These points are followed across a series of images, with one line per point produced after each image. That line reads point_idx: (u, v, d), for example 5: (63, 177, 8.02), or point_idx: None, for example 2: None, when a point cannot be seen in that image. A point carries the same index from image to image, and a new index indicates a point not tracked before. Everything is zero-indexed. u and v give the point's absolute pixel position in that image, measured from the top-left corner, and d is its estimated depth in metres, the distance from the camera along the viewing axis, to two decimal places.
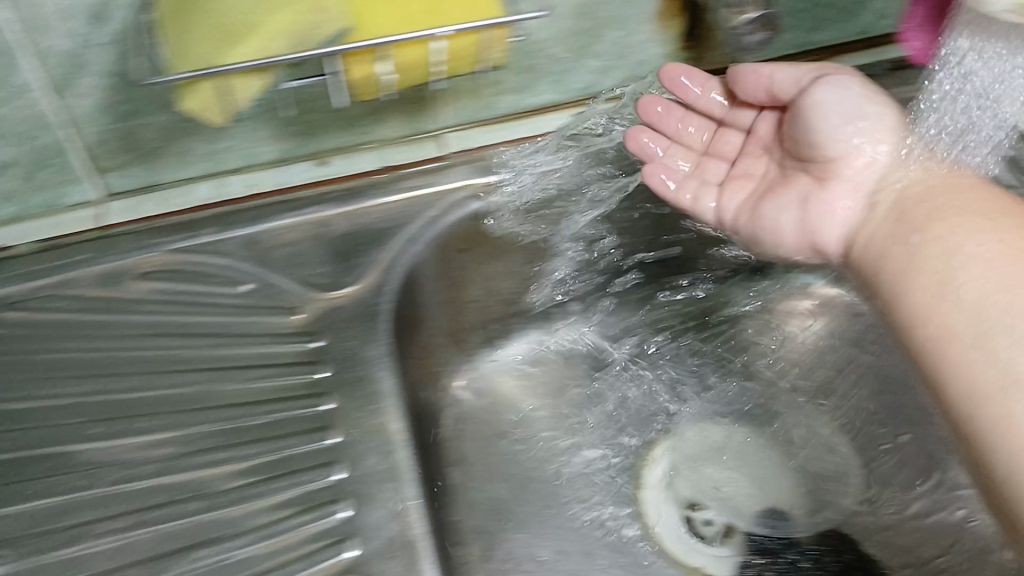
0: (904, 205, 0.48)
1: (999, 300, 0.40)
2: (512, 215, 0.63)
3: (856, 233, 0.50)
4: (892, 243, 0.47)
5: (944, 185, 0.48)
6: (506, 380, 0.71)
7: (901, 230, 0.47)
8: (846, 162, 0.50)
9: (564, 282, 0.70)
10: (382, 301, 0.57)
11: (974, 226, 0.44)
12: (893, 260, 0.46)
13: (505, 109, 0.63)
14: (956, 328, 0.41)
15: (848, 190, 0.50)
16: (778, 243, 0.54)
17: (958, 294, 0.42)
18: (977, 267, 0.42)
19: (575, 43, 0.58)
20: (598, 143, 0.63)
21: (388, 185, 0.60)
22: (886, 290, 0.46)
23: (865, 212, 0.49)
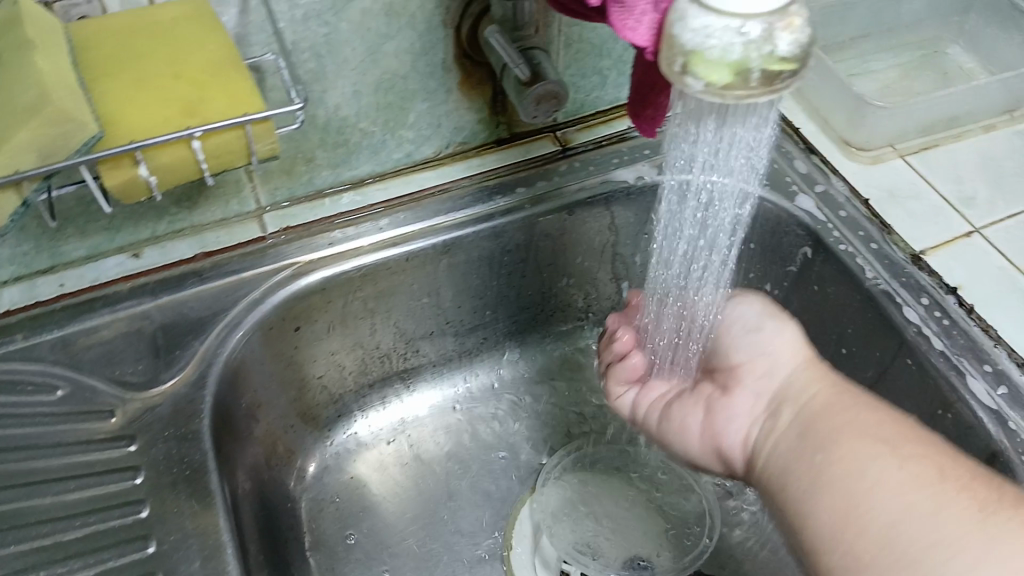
0: (808, 421, 0.44)
1: (896, 517, 0.36)
2: (347, 285, 0.62)
3: (761, 445, 0.46)
4: (794, 459, 0.42)
5: (830, 391, 0.45)
6: (369, 453, 0.69)
7: (802, 450, 0.42)
8: (748, 370, 0.49)
9: (415, 347, 0.70)
10: (200, 399, 0.54)
11: (871, 450, 0.39)
12: (795, 480, 0.42)
13: (325, 185, 0.63)
14: (881, 531, 0.36)
15: (746, 395, 0.48)
16: (684, 439, 0.51)
17: (860, 501, 0.38)
18: (885, 475, 0.38)
19: (382, 116, 0.60)
20: (425, 210, 0.64)
21: (208, 272, 0.59)
22: (777, 472, 0.43)
23: (762, 415, 0.47)
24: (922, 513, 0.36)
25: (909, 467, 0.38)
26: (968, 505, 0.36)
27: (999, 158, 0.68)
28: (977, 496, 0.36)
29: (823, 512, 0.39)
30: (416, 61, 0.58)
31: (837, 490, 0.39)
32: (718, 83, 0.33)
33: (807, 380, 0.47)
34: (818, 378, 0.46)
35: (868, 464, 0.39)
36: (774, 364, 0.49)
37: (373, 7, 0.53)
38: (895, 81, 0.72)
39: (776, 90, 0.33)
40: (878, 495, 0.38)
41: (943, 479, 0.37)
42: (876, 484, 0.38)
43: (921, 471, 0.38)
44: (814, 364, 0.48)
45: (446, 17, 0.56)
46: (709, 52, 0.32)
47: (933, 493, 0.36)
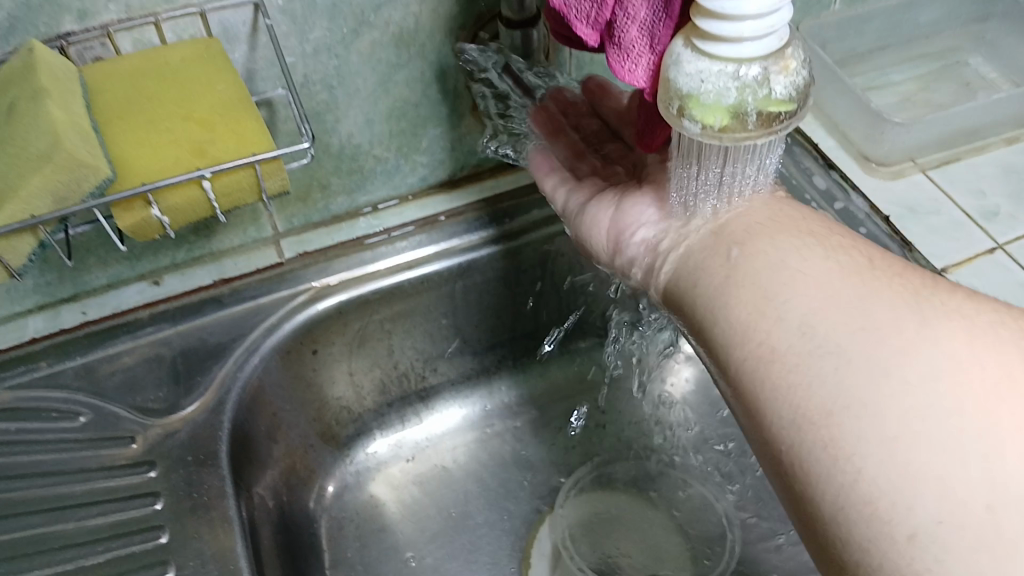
0: (724, 232, 0.42)
1: (844, 352, 0.34)
2: (362, 310, 0.62)
3: (662, 248, 0.45)
4: (731, 327, 0.39)
5: (751, 200, 0.44)
6: (389, 471, 0.69)
7: (713, 254, 0.41)
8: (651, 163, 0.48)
9: (434, 368, 0.70)
10: (219, 426, 0.55)
11: (787, 244, 0.39)
12: (710, 272, 0.41)
13: (340, 210, 0.63)
14: (822, 352, 0.34)
15: (648, 205, 0.47)
16: (594, 233, 0.50)
17: (806, 351, 0.35)
18: (808, 296, 0.36)
19: (396, 142, 0.61)
20: (440, 232, 0.64)
21: (227, 298, 0.61)
22: (704, 312, 0.40)
23: (669, 222, 0.45)
24: (876, 348, 0.33)
25: (845, 290, 0.36)
26: (911, 309, 0.34)
27: (1021, 170, 0.68)
28: (902, 296, 0.34)
29: (761, 363, 0.37)
30: (427, 89, 0.58)
31: (782, 324, 0.36)
32: (715, 126, 0.32)
33: (747, 207, 0.43)
34: (757, 206, 0.43)
35: (806, 284, 0.37)
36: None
37: (383, 39, 0.54)
38: (914, 94, 0.71)
39: (775, 132, 0.33)
40: (821, 317, 0.35)
41: (867, 273, 0.36)
42: (817, 312, 0.36)
43: (856, 287, 0.36)
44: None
45: (456, 47, 0.57)
46: (704, 97, 0.32)
47: (873, 331, 0.34)
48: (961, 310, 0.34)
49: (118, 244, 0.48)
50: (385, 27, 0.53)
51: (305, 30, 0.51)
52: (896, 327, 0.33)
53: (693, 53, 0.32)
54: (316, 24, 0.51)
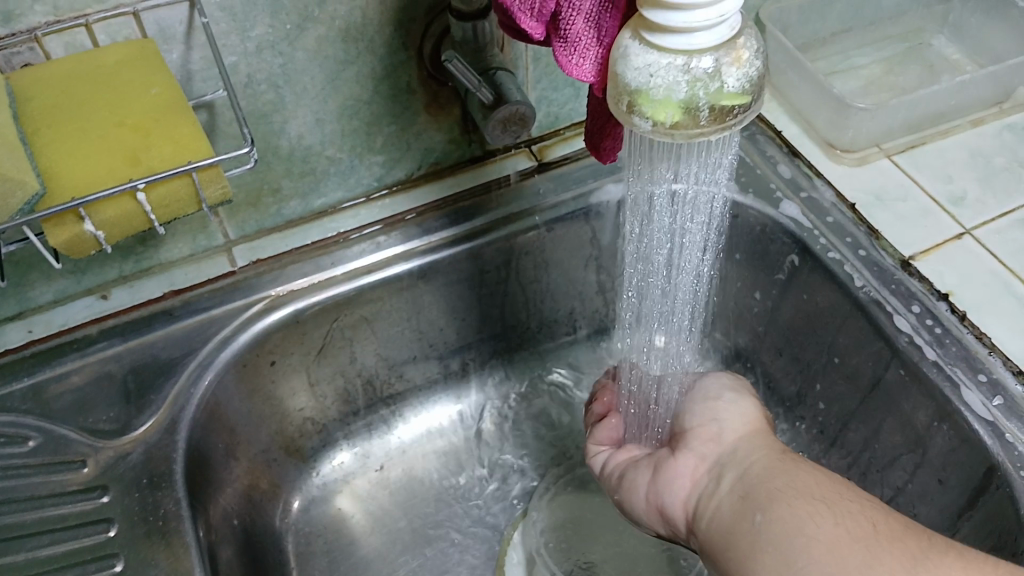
0: (748, 485, 0.43)
1: (831, 565, 0.35)
2: (320, 319, 0.60)
3: (703, 508, 0.44)
4: (737, 521, 0.41)
5: (769, 448, 0.45)
6: (356, 481, 0.68)
7: (741, 515, 0.41)
8: (697, 434, 0.49)
9: (399, 374, 0.68)
10: (173, 445, 0.53)
11: (807, 509, 0.38)
12: (738, 541, 0.40)
13: (295, 215, 0.61)
14: (823, 541, 0.36)
15: (690, 458, 0.48)
16: (632, 502, 0.50)
17: (795, 545, 0.37)
18: (816, 525, 0.37)
19: (349, 143, 0.59)
20: (399, 235, 0.62)
21: (179, 310, 0.58)
22: (738, 554, 0.40)
23: (704, 478, 0.46)
24: (861, 559, 0.35)
25: (836, 521, 0.37)
26: (896, 549, 0.36)
27: (986, 152, 0.67)
28: (904, 546, 0.36)
29: (768, 567, 0.38)
30: (378, 86, 0.56)
31: (772, 529, 0.39)
32: (666, 122, 0.31)
33: (753, 454, 0.45)
34: (761, 443, 0.46)
35: (801, 513, 0.38)
36: (722, 429, 0.49)
37: (329, 35, 0.52)
38: (878, 78, 0.71)
39: (728, 127, 0.31)
40: (814, 551, 0.36)
41: (876, 523, 0.37)
42: (834, 542, 0.36)
43: (856, 525, 0.37)
44: (764, 442, 0.46)
45: (406, 40, 0.55)
46: (653, 92, 0.30)
47: (875, 547, 0.36)
48: (962, 564, 0.35)
49: (52, 262, 0.46)
50: (331, 21, 0.51)
51: (247, 28, 0.49)
52: (880, 555, 0.35)
53: (641, 45, 0.30)
54: (258, 20, 0.49)
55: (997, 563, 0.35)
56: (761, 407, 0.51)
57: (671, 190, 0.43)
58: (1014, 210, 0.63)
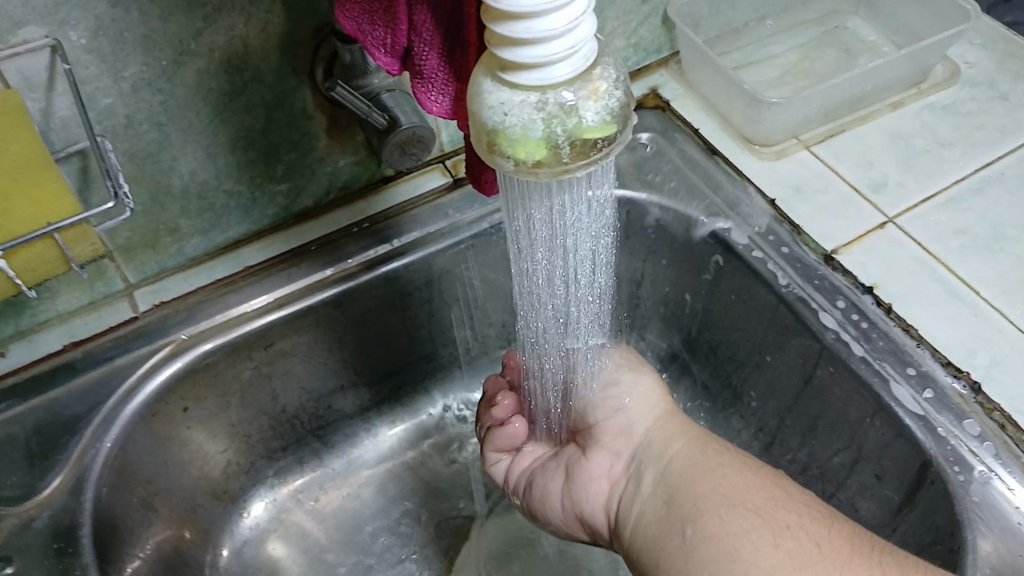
0: (672, 484, 0.45)
1: (773, 566, 0.37)
2: (231, 360, 0.58)
3: (627, 510, 0.47)
4: (665, 535, 0.43)
5: (690, 433, 0.49)
6: (290, 518, 0.66)
7: (669, 528, 0.43)
8: (606, 429, 0.51)
9: (327, 405, 0.66)
10: (79, 508, 0.51)
11: (746, 520, 0.40)
12: (665, 543, 0.42)
13: (198, 252, 0.59)
14: (755, 553, 0.38)
15: (606, 455, 0.50)
16: (548, 508, 0.53)
17: (729, 542, 0.39)
18: (748, 538, 0.39)
19: (246, 175, 0.56)
20: (310, 265, 0.60)
21: (81, 363, 0.55)
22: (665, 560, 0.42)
23: (620, 478, 0.49)
24: (752, 526, 0.40)
25: (765, 529, 0.39)
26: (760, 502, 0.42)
27: (906, 136, 0.66)
28: (857, 560, 0.37)
29: (656, 505, 0.45)
30: (271, 115, 0.54)
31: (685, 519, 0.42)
32: (528, 161, 0.29)
33: (643, 401, 0.52)
34: (670, 428, 0.49)
35: (723, 477, 0.44)
36: (630, 422, 0.51)
37: (210, 68, 0.49)
38: (795, 65, 0.69)
39: (594, 161, 0.30)
40: (756, 556, 0.38)
41: (756, 489, 0.42)
42: (758, 547, 0.38)
43: (757, 490, 0.42)
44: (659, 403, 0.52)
45: (296, 66, 0.52)
46: (510, 131, 0.28)
47: (778, 539, 0.39)
48: None
49: None
50: (210, 54, 0.49)
51: (119, 68, 0.46)
52: (796, 555, 0.38)
53: (494, 83, 0.28)
54: (130, 60, 0.46)
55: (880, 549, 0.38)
56: (658, 380, 0.54)
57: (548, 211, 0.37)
58: (935, 194, 0.63)
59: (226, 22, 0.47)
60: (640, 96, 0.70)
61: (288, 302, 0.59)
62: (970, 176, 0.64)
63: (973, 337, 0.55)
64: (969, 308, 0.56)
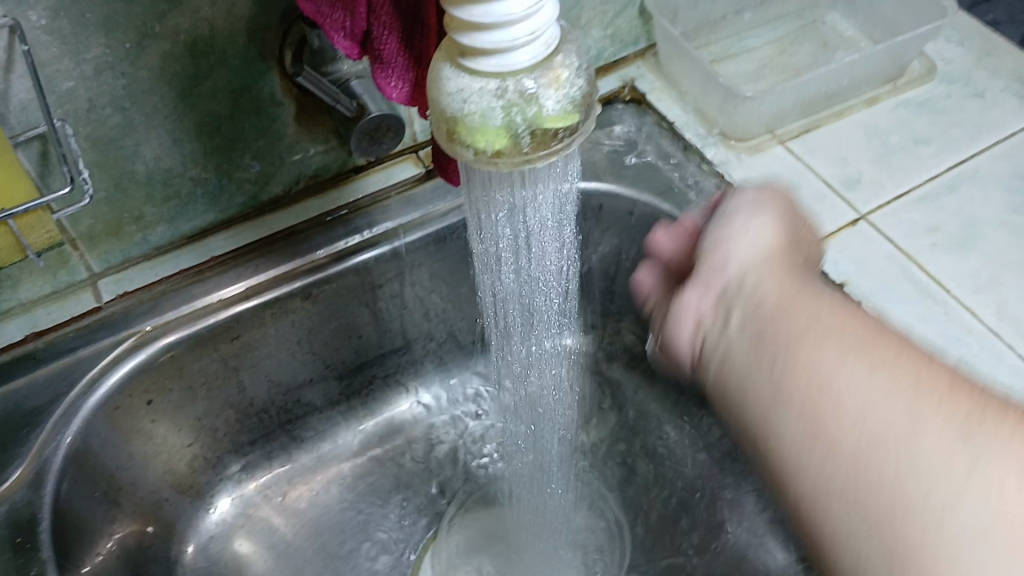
0: (777, 304, 0.34)
1: (917, 470, 0.26)
2: (198, 352, 0.57)
3: (712, 343, 0.37)
4: (752, 364, 0.33)
5: (784, 273, 0.36)
6: (258, 513, 0.65)
7: (758, 358, 0.32)
8: (707, 261, 0.40)
9: (297, 398, 0.65)
10: (39, 501, 0.50)
11: (836, 343, 0.30)
12: (754, 370, 0.32)
13: (164, 241, 0.58)
14: (885, 440, 0.27)
15: (698, 291, 0.40)
16: (673, 335, 0.41)
17: (861, 436, 0.27)
18: (877, 407, 0.27)
19: (212, 162, 0.55)
20: (278, 256, 0.59)
21: (44, 353, 0.54)
22: (751, 421, 0.32)
23: (708, 317, 0.38)
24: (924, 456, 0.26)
25: (858, 430, 0.28)
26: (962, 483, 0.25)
27: (882, 132, 0.66)
28: (965, 400, 0.26)
29: (773, 430, 0.31)
30: (238, 102, 0.53)
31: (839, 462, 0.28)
32: (487, 150, 0.28)
33: (748, 249, 0.39)
34: (774, 266, 0.37)
35: (819, 359, 0.30)
36: (732, 255, 0.39)
37: (174, 51, 0.48)
38: (771, 59, 0.69)
39: (555, 151, 0.29)
40: (847, 432, 0.28)
41: (917, 378, 0.28)
42: (910, 433, 0.26)
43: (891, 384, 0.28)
44: (781, 252, 0.39)
45: (264, 51, 0.51)
46: (470, 118, 0.28)
47: (918, 420, 0.26)
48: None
49: None
50: (174, 37, 0.47)
51: (80, 50, 0.45)
52: (931, 442, 0.26)
53: (454, 69, 0.28)
54: (92, 43, 0.45)
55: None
56: (780, 222, 0.41)
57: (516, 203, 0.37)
58: (909, 191, 0.63)
59: (191, 4, 0.46)
60: (616, 89, 0.69)
61: (256, 293, 0.58)
62: (944, 172, 0.64)
63: (943, 335, 0.55)
64: (940, 307, 0.56)
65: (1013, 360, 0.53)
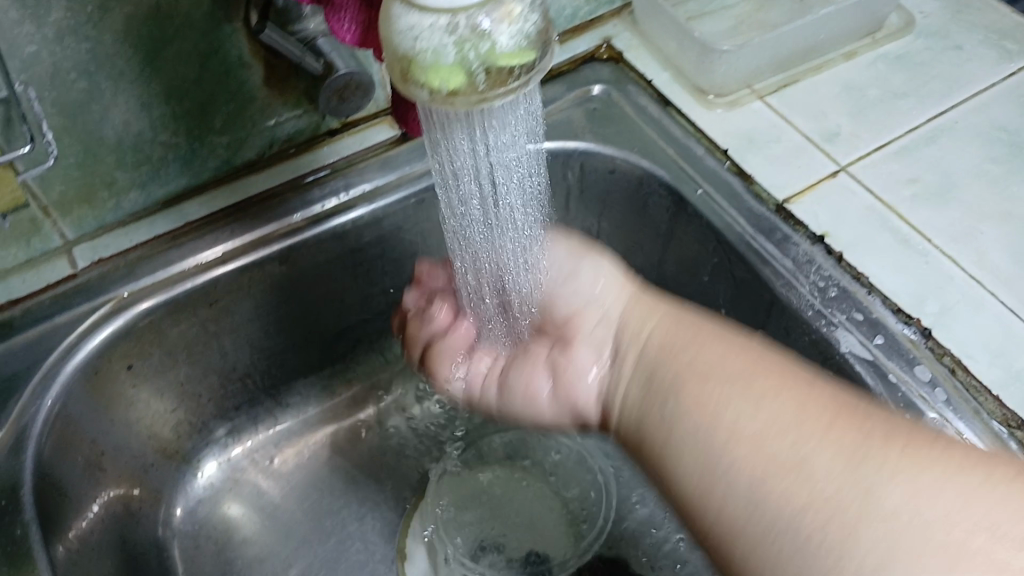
0: (656, 353, 0.42)
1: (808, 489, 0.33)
2: (177, 316, 0.57)
3: (612, 396, 0.44)
4: (648, 409, 0.40)
5: (660, 311, 0.44)
6: (244, 478, 0.65)
7: (650, 403, 0.40)
8: (580, 322, 0.48)
9: (280, 363, 0.66)
10: (20, 467, 0.49)
11: (726, 390, 0.37)
12: (654, 433, 0.39)
13: (137, 207, 0.58)
14: (812, 499, 0.32)
15: (591, 350, 0.46)
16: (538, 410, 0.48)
17: (789, 475, 0.33)
18: (758, 407, 0.35)
19: (183, 126, 0.55)
20: (254, 220, 0.59)
21: (19, 321, 0.54)
22: (662, 448, 0.38)
23: (608, 370, 0.45)
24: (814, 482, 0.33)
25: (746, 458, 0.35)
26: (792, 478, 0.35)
27: (860, 85, 0.66)
28: (846, 429, 0.33)
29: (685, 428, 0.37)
30: (205, 65, 0.52)
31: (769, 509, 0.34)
32: (442, 90, 0.28)
33: (615, 297, 0.48)
34: (645, 306, 0.45)
35: (724, 363, 0.38)
36: (604, 308, 0.47)
37: (138, 13, 0.48)
38: (749, 15, 0.68)
39: (512, 90, 0.29)
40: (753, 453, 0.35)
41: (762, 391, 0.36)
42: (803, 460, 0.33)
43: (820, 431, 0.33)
44: (630, 288, 0.48)
45: (230, 12, 0.50)
46: (422, 57, 0.28)
47: (847, 473, 0.32)
48: (902, 439, 0.32)
49: None
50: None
51: (42, 13, 0.45)
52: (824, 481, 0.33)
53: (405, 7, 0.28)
54: (54, 6, 0.45)
55: (950, 446, 0.32)
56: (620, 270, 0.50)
57: (475, 154, 0.42)
58: (888, 143, 0.62)
59: None
60: (593, 47, 0.69)
61: (235, 256, 0.58)
62: (923, 125, 0.64)
63: (922, 285, 0.55)
64: (919, 256, 0.56)
65: (993, 307, 0.53)
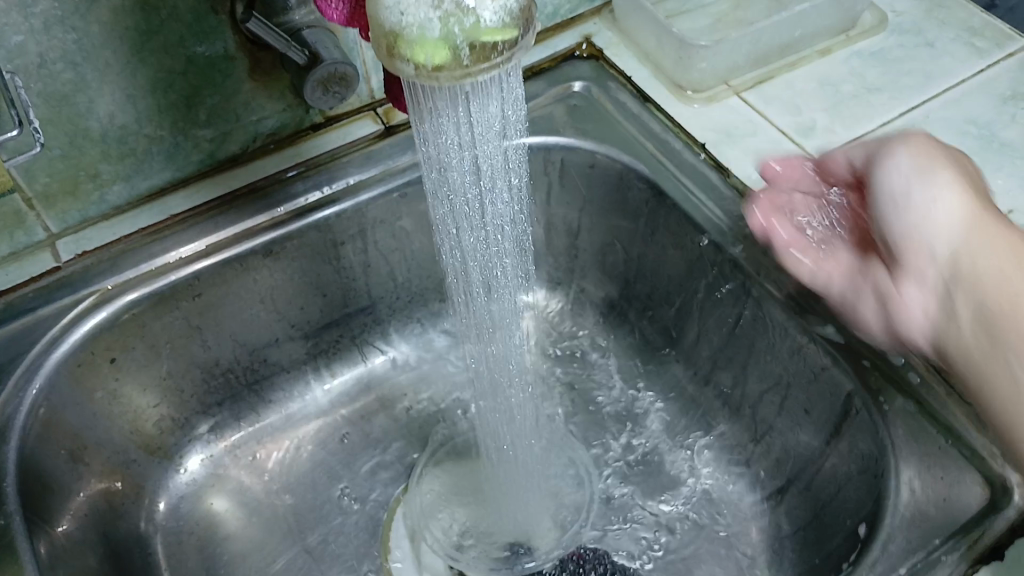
0: (963, 271, 0.44)
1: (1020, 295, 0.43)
2: (161, 308, 0.58)
3: (950, 333, 0.46)
4: (987, 348, 0.43)
5: (995, 234, 0.45)
6: (227, 473, 0.65)
7: (994, 350, 0.43)
8: (910, 249, 0.47)
9: (265, 357, 0.66)
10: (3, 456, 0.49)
11: None
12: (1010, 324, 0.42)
13: (121, 200, 0.58)
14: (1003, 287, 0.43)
15: (917, 286, 0.47)
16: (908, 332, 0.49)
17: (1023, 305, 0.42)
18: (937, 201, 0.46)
19: (168, 118, 0.55)
20: (238, 214, 0.59)
21: (2, 314, 0.54)
22: (996, 402, 0.43)
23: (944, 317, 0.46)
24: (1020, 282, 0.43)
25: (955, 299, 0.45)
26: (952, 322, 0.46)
27: (835, 81, 0.68)
28: None
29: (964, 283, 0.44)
30: (190, 57, 0.53)
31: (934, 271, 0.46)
32: (427, 65, 0.29)
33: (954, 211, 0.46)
34: (984, 227, 0.45)
35: (938, 202, 0.46)
36: (936, 240, 0.45)
37: (124, 4, 0.48)
38: (727, 13, 0.70)
39: (495, 66, 0.29)
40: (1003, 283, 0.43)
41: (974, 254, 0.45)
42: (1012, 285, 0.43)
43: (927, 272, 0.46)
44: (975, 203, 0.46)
45: (215, 4, 0.51)
46: (409, 32, 0.28)
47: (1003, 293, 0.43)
48: None
49: None
50: None
51: (27, 2, 0.45)
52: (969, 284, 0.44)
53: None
54: None
55: None
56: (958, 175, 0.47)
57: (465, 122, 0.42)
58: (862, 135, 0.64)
59: None
60: (574, 45, 0.70)
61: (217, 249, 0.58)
62: (897, 119, 0.65)
63: None
64: None
65: None
